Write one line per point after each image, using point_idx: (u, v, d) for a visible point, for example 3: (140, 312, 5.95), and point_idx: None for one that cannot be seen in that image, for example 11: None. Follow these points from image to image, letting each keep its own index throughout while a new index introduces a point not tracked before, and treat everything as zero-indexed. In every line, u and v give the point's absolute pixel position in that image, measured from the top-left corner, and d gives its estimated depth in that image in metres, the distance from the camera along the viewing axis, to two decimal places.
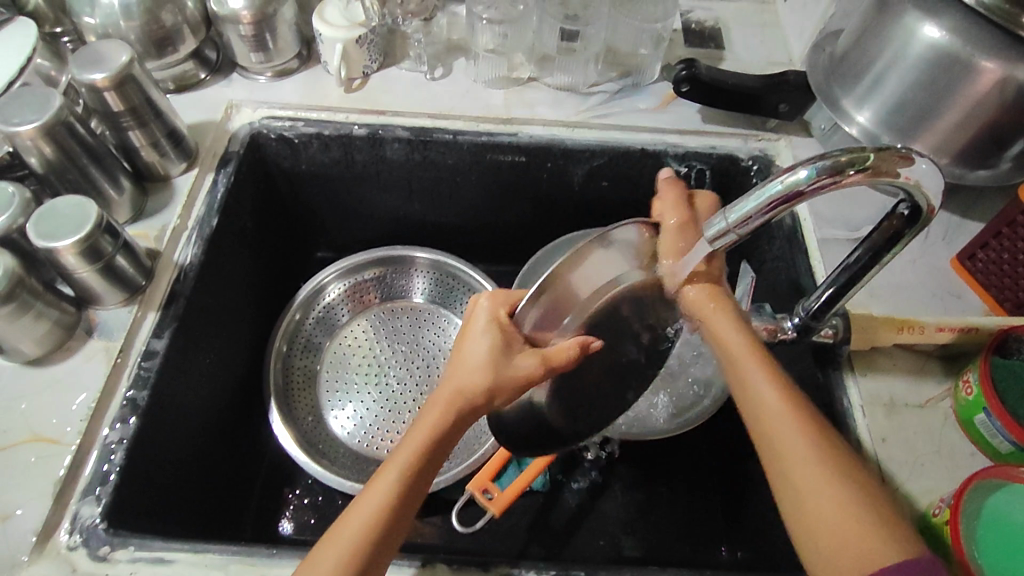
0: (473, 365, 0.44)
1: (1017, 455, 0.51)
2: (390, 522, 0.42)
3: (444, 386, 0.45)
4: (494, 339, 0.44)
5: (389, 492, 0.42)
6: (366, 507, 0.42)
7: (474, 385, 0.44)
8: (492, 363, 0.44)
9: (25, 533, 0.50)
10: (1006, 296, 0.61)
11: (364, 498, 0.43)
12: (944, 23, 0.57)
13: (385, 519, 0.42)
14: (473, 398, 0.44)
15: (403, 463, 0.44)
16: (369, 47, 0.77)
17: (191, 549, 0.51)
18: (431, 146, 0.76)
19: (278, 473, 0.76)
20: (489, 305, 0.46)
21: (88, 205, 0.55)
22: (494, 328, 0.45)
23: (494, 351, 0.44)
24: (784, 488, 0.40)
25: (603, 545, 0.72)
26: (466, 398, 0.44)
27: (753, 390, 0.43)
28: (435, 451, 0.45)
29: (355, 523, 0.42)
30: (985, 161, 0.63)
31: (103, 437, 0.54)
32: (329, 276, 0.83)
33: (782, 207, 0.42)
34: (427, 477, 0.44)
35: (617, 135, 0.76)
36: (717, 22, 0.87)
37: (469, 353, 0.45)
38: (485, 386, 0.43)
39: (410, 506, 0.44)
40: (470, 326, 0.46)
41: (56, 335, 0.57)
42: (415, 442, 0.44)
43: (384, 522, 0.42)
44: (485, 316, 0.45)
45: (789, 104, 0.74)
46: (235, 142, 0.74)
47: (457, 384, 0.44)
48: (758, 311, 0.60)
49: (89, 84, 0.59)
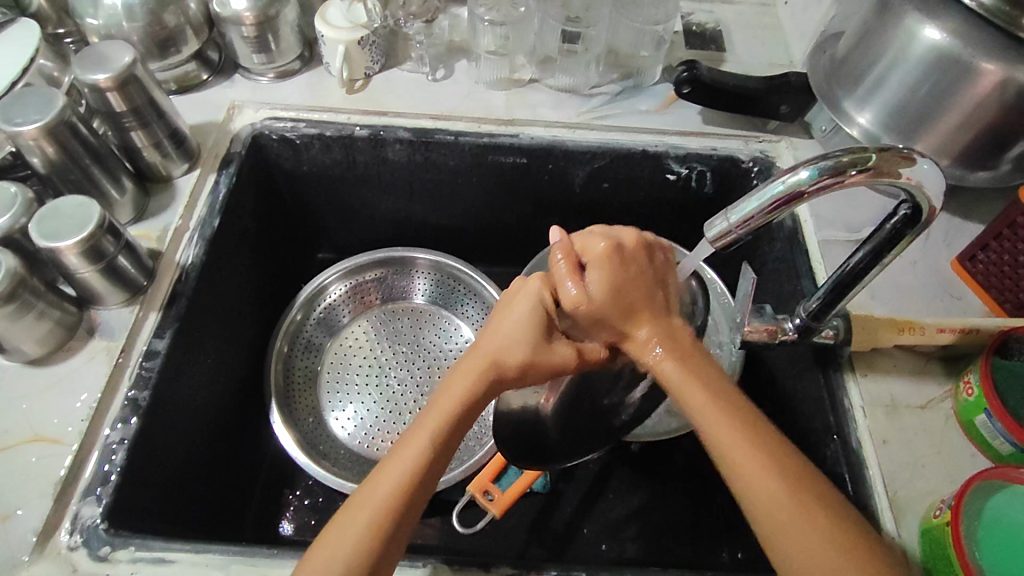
0: (514, 340, 0.44)
1: (1018, 457, 0.51)
2: (415, 495, 0.42)
3: (477, 358, 0.45)
4: (539, 316, 0.45)
5: (415, 465, 0.42)
6: (390, 482, 0.42)
7: (513, 359, 0.44)
8: (534, 342, 0.44)
9: (25, 532, 0.49)
10: (1007, 297, 0.61)
11: (387, 472, 0.42)
12: (944, 25, 0.57)
13: (409, 493, 0.41)
14: (510, 370, 0.44)
15: (432, 435, 0.43)
16: (371, 48, 0.77)
17: (191, 549, 0.51)
18: (433, 147, 0.76)
19: (278, 474, 0.76)
20: (537, 287, 0.46)
21: (90, 205, 0.55)
22: (540, 307, 0.45)
23: (537, 333, 0.44)
24: (780, 554, 0.39)
25: (604, 547, 0.71)
26: (502, 370, 0.45)
27: (724, 451, 0.41)
28: (462, 422, 0.45)
29: (377, 497, 0.41)
30: (986, 163, 0.63)
31: (104, 437, 0.54)
32: (331, 277, 0.83)
33: (785, 207, 0.42)
34: (452, 450, 0.44)
35: (618, 136, 0.76)
36: (718, 24, 0.87)
37: (511, 326, 0.45)
38: (525, 361, 0.44)
39: (434, 478, 0.43)
40: (516, 298, 0.46)
41: (57, 334, 0.57)
42: (441, 414, 0.44)
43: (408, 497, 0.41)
44: (533, 293, 0.45)
45: (789, 106, 0.74)
46: (237, 144, 0.74)
47: (495, 355, 0.45)
48: (759, 312, 0.59)
49: (92, 84, 0.59)
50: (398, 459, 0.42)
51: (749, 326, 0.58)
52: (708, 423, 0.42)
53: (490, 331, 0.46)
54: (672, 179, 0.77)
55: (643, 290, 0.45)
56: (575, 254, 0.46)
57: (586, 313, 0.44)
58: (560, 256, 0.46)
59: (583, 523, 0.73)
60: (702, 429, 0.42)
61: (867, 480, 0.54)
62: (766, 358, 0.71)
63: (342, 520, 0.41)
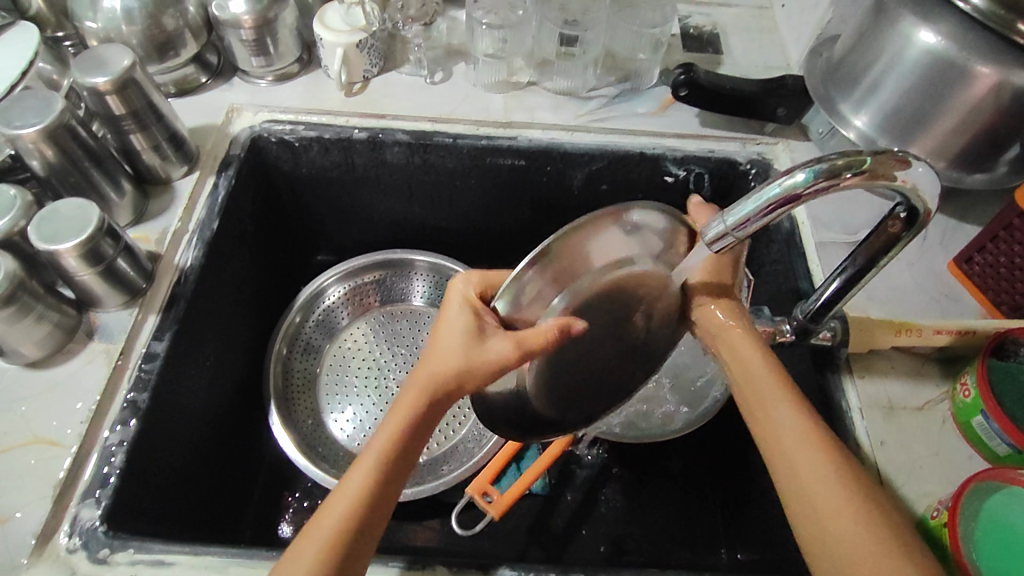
0: (448, 346, 0.45)
1: (1015, 458, 0.52)
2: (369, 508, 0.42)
3: (417, 370, 0.46)
4: (468, 320, 0.46)
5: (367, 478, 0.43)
6: (346, 496, 0.42)
7: (449, 365, 0.45)
8: (465, 343, 0.45)
9: (24, 535, 0.50)
10: (1003, 299, 0.61)
11: (343, 488, 0.43)
12: (940, 28, 0.57)
13: (363, 506, 0.42)
14: (448, 377, 0.45)
15: (380, 449, 0.44)
16: (369, 51, 0.77)
17: (190, 552, 0.51)
18: (432, 150, 0.76)
19: (277, 477, 0.76)
20: (464, 290, 0.48)
21: (89, 208, 0.55)
22: (467, 309, 0.47)
23: (468, 336, 0.45)
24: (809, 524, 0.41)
25: (603, 548, 0.72)
26: (440, 378, 0.45)
27: (774, 422, 0.44)
28: (415, 436, 0.45)
29: (334, 513, 0.42)
30: (982, 165, 0.63)
31: (103, 440, 0.54)
32: (329, 279, 0.84)
33: (780, 210, 0.42)
34: (405, 464, 0.44)
35: (616, 139, 0.76)
36: (715, 27, 0.88)
37: (445, 333, 0.46)
38: (459, 364, 0.44)
39: (389, 494, 0.44)
40: (445, 309, 0.48)
41: (57, 337, 0.57)
42: (390, 428, 0.45)
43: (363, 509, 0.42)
44: (458, 296, 0.47)
45: (787, 108, 0.74)
46: (236, 146, 0.74)
47: (432, 364, 0.45)
48: (757, 314, 0.60)
49: (91, 87, 0.59)
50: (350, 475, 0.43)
51: None
52: (765, 399, 0.45)
53: (427, 344, 0.47)
54: (670, 181, 0.78)
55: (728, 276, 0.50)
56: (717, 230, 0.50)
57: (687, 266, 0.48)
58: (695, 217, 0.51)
59: (582, 525, 0.73)
60: (759, 401, 0.45)
61: (865, 481, 0.55)
62: None
63: (298, 543, 0.41)
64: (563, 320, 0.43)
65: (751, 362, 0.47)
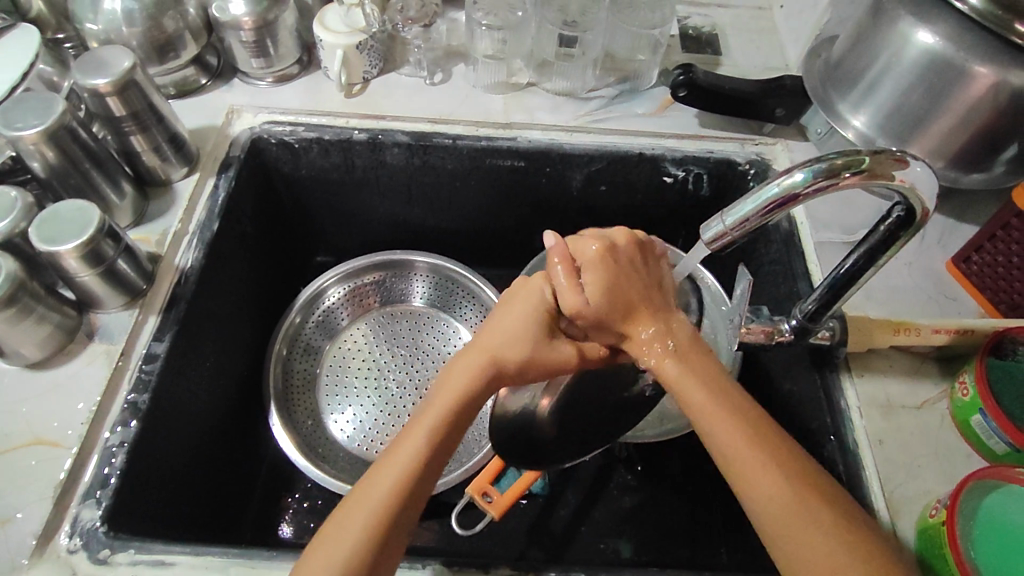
0: (518, 345, 0.47)
1: (1013, 456, 0.52)
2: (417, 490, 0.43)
3: (474, 359, 0.47)
4: (538, 321, 0.48)
5: (421, 452, 0.44)
6: (396, 470, 0.43)
7: (512, 356, 0.47)
8: (533, 344, 0.47)
9: (25, 536, 0.50)
10: (1001, 298, 0.61)
11: (392, 461, 0.44)
12: (937, 28, 0.58)
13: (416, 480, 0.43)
14: (508, 367, 0.47)
15: (433, 426, 0.45)
16: (369, 53, 0.78)
17: (191, 552, 0.51)
18: (432, 151, 0.76)
19: (277, 477, 0.76)
20: (542, 292, 0.48)
21: (90, 209, 0.56)
22: (539, 311, 0.48)
23: (537, 333, 0.47)
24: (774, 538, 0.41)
25: (603, 548, 0.72)
26: (500, 367, 0.47)
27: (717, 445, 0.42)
28: (461, 419, 0.47)
29: (381, 487, 0.42)
30: (979, 165, 0.63)
31: (104, 440, 0.54)
32: (330, 280, 0.84)
33: (778, 210, 0.42)
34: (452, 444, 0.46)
35: (615, 140, 0.77)
36: (714, 27, 0.88)
37: (510, 324, 0.48)
38: (524, 357, 0.47)
39: (433, 473, 0.45)
40: (512, 301, 0.49)
41: (57, 338, 0.57)
42: (442, 406, 0.46)
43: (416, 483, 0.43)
44: (532, 300, 0.48)
45: (785, 108, 0.74)
46: (236, 148, 0.74)
47: (494, 352, 0.47)
48: (757, 314, 0.60)
49: (92, 89, 0.59)
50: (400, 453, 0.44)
51: (748, 329, 0.58)
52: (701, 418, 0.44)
53: (487, 333, 0.48)
54: (669, 181, 0.78)
55: (637, 284, 0.48)
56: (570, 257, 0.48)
57: (582, 317, 0.47)
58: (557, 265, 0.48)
59: (582, 525, 0.73)
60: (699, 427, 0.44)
61: (864, 480, 0.55)
62: (762, 359, 0.72)
63: (341, 521, 0.42)
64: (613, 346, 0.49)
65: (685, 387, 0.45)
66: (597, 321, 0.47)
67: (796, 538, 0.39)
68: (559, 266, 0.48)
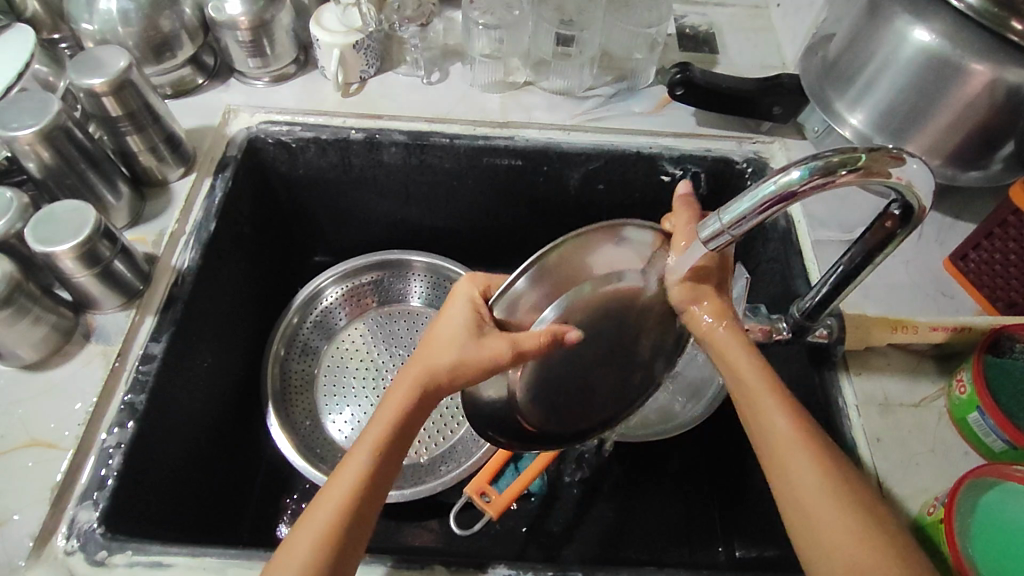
0: (449, 344, 0.45)
1: (1010, 454, 0.52)
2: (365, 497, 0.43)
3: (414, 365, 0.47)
4: (467, 317, 0.46)
5: (360, 469, 0.44)
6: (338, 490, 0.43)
7: (442, 361, 0.45)
8: (458, 341, 0.45)
9: (22, 537, 0.49)
10: (998, 296, 0.62)
11: (336, 480, 0.44)
12: (933, 26, 0.58)
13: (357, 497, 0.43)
14: (441, 373, 0.45)
15: (372, 443, 0.45)
16: (366, 52, 0.77)
17: (187, 553, 0.51)
18: (429, 150, 0.76)
19: (275, 478, 0.76)
20: (467, 292, 0.48)
21: (87, 210, 0.55)
22: (466, 311, 0.46)
23: (464, 331, 0.45)
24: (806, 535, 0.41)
25: (602, 546, 0.72)
26: (433, 374, 0.45)
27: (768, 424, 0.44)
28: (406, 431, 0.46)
29: (326, 505, 0.42)
30: (976, 162, 0.63)
31: (101, 441, 0.54)
32: (327, 280, 0.84)
33: (775, 207, 0.42)
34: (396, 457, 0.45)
35: (613, 139, 0.76)
36: (711, 26, 0.88)
37: (442, 330, 0.46)
38: (452, 360, 0.44)
39: (379, 488, 0.44)
40: (445, 308, 0.48)
41: (53, 339, 0.57)
42: (384, 423, 0.45)
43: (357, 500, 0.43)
44: (461, 296, 0.48)
45: (783, 107, 0.74)
46: (233, 147, 0.74)
47: (426, 361, 0.46)
48: (754, 312, 0.61)
49: (87, 89, 0.59)
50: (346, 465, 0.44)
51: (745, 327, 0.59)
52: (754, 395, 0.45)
53: (423, 345, 0.47)
54: (666, 180, 0.78)
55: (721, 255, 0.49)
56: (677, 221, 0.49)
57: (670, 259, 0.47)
58: (681, 209, 0.49)
59: (581, 524, 0.73)
60: (751, 404, 0.45)
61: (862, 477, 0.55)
62: None
63: (294, 532, 0.42)
64: (556, 327, 0.44)
65: (740, 363, 0.47)
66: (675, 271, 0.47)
67: (821, 519, 0.40)
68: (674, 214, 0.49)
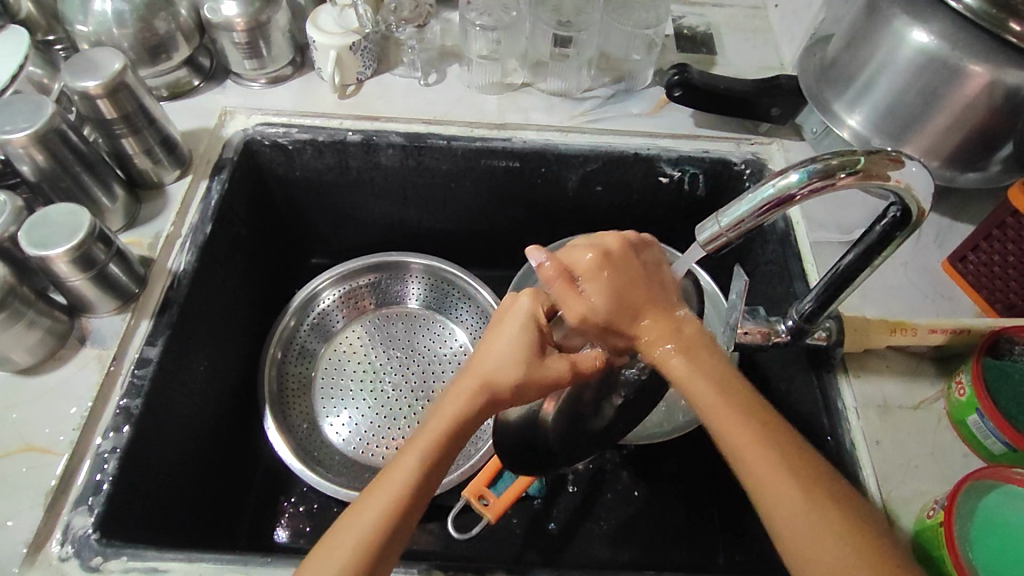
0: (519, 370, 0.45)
1: (1010, 457, 0.52)
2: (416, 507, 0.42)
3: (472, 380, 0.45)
4: (528, 338, 0.46)
5: (410, 478, 0.42)
6: (384, 496, 0.41)
7: (504, 378, 0.45)
8: (523, 359, 0.45)
9: (16, 544, 0.49)
10: (997, 298, 0.61)
11: (380, 486, 0.42)
12: (932, 27, 0.58)
13: (404, 506, 0.41)
14: (501, 390, 0.45)
15: (423, 451, 0.43)
16: (363, 54, 0.77)
17: (184, 559, 0.50)
18: (426, 152, 0.76)
19: (272, 482, 0.75)
20: (527, 305, 0.47)
21: (81, 213, 0.55)
22: (528, 328, 0.46)
23: (528, 350, 0.45)
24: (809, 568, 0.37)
25: (601, 549, 0.71)
26: (493, 390, 0.45)
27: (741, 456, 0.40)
28: (456, 442, 0.45)
29: (372, 510, 0.41)
30: (975, 163, 0.63)
31: (96, 446, 0.54)
32: (324, 282, 0.83)
33: (774, 211, 0.42)
34: (445, 468, 0.44)
35: (611, 140, 0.76)
36: (709, 27, 0.88)
37: (502, 346, 0.46)
38: (517, 378, 0.45)
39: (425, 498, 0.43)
40: (503, 321, 0.47)
41: (48, 343, 0.57)
42: (434, 432, 0.44)
43: (404, 509, 0.41)
44: (523, 313, 0.46)
45: (781, 108, 0.74)
46: (229, 149, 0.74)
47: (486, 375, 0.45)
48: (752, 314, 0.59)
49: (81, 91, 0.59)
50: (393, 474, 0.42)
51: (743, 330, 0.58)
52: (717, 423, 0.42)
53: (479, 356, 0.46)
54: (664, 181, 0.78)
55: (643, 289, 0.46)
56: (563, 268, 0.46)
57: (589, 322, 0.45)
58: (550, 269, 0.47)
59: (580, 527, 0.73)
60: (718, 431, 0.41)
61: (861, 480, 0.55)
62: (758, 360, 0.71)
63: (337, 539, 0.41)
64: (613, 349, 0.47)
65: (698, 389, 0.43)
66: (603, 326, 0.45)
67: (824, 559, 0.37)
68: (556, 278, 0.46)
